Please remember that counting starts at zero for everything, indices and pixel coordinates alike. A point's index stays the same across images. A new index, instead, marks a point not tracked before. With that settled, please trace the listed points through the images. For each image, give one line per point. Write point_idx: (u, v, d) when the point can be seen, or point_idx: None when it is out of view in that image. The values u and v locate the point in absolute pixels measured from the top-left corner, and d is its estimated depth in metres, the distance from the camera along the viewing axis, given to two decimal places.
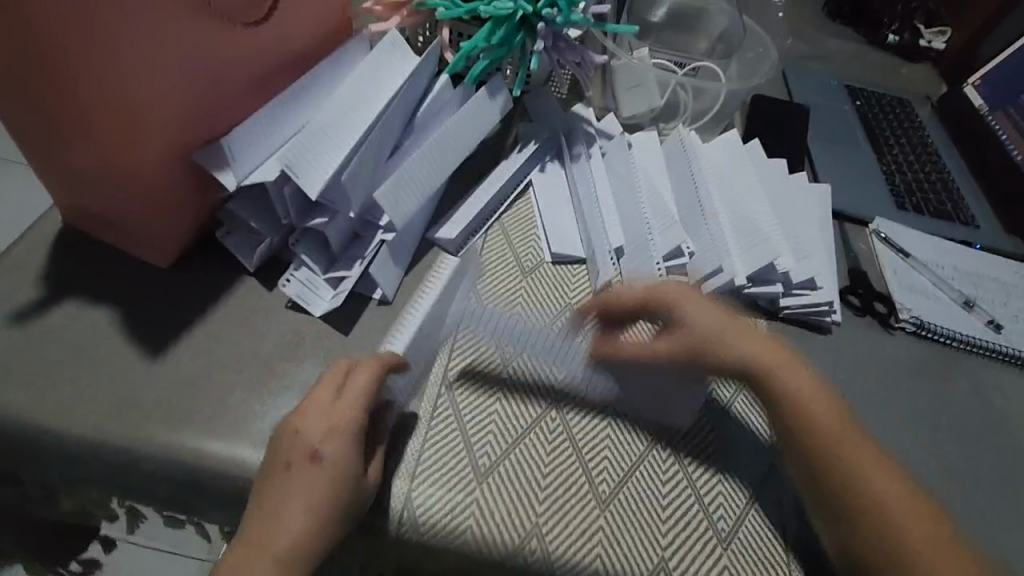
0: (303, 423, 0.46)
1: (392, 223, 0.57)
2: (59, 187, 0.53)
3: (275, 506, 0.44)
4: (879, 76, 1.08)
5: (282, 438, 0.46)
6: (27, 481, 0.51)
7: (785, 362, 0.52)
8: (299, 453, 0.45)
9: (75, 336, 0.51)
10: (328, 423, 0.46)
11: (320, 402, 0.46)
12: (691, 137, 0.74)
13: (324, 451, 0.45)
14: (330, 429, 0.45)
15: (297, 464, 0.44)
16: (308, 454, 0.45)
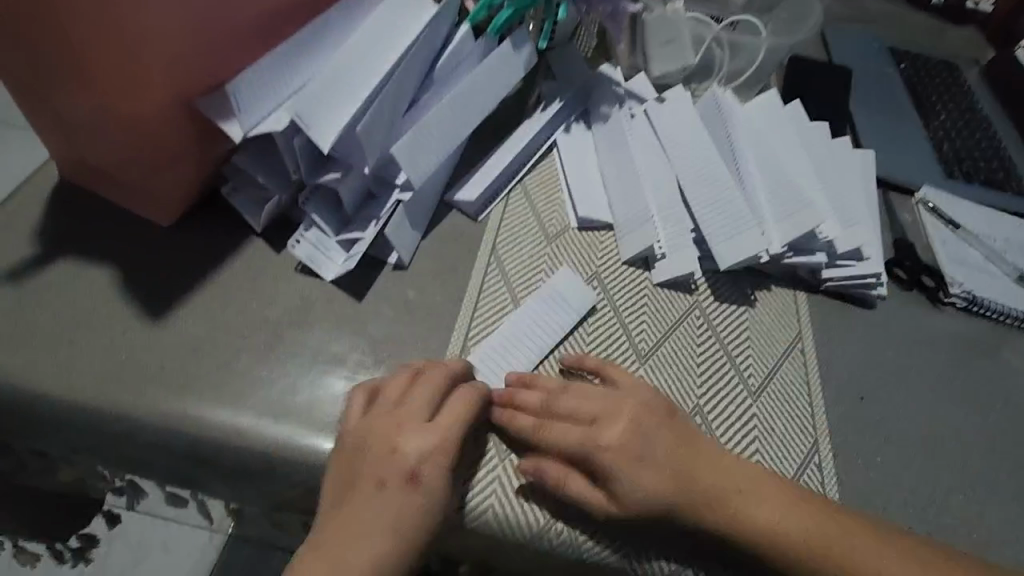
0: (399, 436, 0.42)
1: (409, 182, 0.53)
2: (55, 137, 0.49)
3: (358, 523, 0.40)
4: (923, 39, 1.01)
5: (370, 444, 0.42)
6: (22, 449, 0.48)
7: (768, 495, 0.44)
8: (396, 473, 0.41)
9: (72, 297, 0.48)
10: (431, 439, 0.42)
11: (420, 412, 0.43)
12: (726, 96, 0.69)
13: (424, 472, 0.41)
14: (433, 451, 0.42)
15: (394, 482, 0.41)
16: (408, 474, 0.41)
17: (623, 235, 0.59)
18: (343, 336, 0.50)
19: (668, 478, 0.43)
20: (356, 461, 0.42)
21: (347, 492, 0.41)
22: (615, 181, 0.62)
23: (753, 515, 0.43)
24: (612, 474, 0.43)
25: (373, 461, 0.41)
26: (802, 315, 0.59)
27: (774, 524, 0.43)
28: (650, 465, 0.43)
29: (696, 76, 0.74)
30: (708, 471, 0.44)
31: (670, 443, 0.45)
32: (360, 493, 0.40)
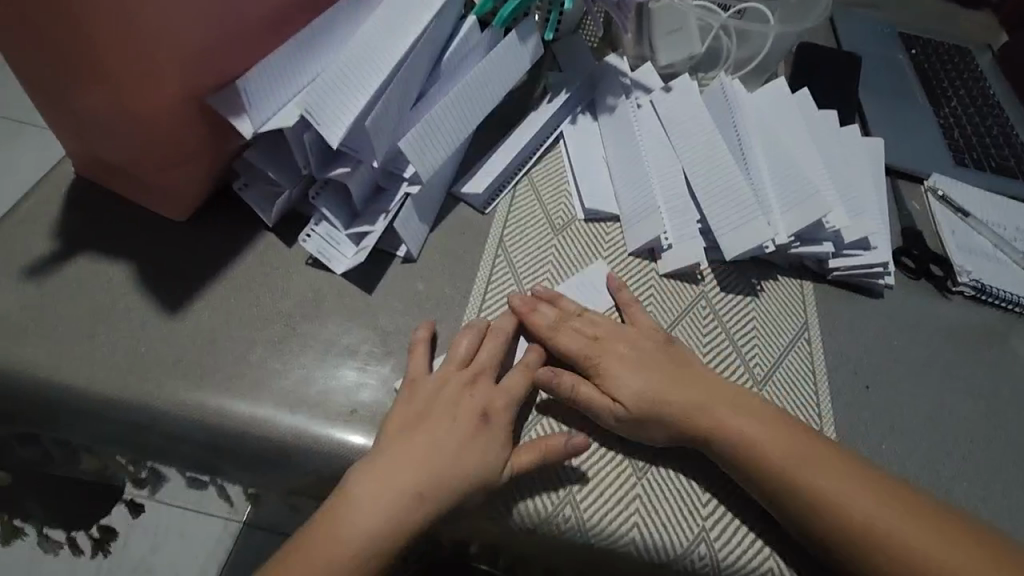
0: (472, 390, 0.46)
1: (417, 175, 0.54)
2: (71, 136, 0.51)
3: (428, 449, 0.43)
4: (935, 24, 1.00)
5: (439, 396, 0.46)
6: (46, 440, 0.50)
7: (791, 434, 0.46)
8: (470, 414, 0.45)
9: (91, 292, 0.49)
10: (503, 395, 0.46)
11: (490, 371, 0.47)
12: (733, 85, 0.68)
13: (494, 417, 0.45)
14: (502, 406, 0.46)
15: (467, 420, 0.45)
16: (480, 415, 0.45)
17: (629, 226, 0.60)
18: (354, 328, 0.51)
19: (658, 379, 0.48)
20: (428, 403, 0.45)
21: (421, 420, 0.44)
22: (621, 172, 0.62)
23: (733, 427, 0.46)
24: (608, 377, 0.48)
25: (447, 406, 0.45)
26: (809, 303, 0.59)
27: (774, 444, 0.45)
28: (637, 368, 0.48)
29: (702, 66, 0.74)
30: (685, 388, 0.48)
31: (668, 369, 0.49)
32: (433, 423, 0.44)
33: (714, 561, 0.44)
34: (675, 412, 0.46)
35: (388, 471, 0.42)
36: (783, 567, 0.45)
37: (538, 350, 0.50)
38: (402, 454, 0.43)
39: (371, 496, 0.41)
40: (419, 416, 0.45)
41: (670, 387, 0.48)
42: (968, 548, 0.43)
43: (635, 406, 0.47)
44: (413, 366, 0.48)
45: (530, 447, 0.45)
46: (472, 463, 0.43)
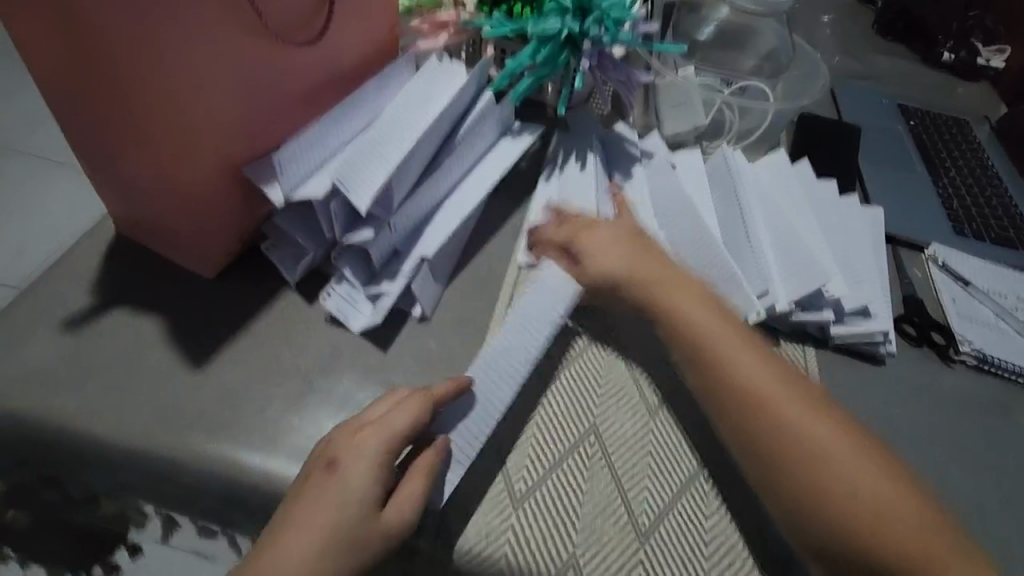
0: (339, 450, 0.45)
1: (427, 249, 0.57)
2: (115, 198, 0.55)
3: (284, 528, 0.43)
4: (933, 97, 1.04)
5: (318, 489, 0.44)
6: (71, 485, 0.52)
7: (741, 347, 0.50)
8: (321, 463, 0.45)
9: (124, 343, 0.52)
10: (356, 441, 0.45)
11: (360, 422, 0.47)
12: (734, 156, 0.72)
13: (342, 459, 0.45)
14: (348, 447, 0.45)
15: (316, 476, 0.44)
16: (324, 467, 0.44)
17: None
18: (369, 384, 0.54)
19: (656, 277, 0.54)
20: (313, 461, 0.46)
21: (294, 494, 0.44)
22: None
23: (740, 365, 0.49)
24: (585, 257, 0.56)
25: (330, 453, 0.45)
26: (813, 368, 0.60)
27: (752, 376, 0.48)
28: (620, 254, 0.55)
29: (707, 136, 0.78)
30: (687, 295, 0.53)
31: (618, 240, 0.56)
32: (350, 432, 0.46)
33: None
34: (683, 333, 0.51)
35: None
36: None
37: (405, 409, 0.46)
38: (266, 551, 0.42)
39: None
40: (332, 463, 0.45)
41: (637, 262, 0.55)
42: None
43: (595, 280, 0.55)
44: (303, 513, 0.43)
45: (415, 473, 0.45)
46: (326, 524, 0.42)
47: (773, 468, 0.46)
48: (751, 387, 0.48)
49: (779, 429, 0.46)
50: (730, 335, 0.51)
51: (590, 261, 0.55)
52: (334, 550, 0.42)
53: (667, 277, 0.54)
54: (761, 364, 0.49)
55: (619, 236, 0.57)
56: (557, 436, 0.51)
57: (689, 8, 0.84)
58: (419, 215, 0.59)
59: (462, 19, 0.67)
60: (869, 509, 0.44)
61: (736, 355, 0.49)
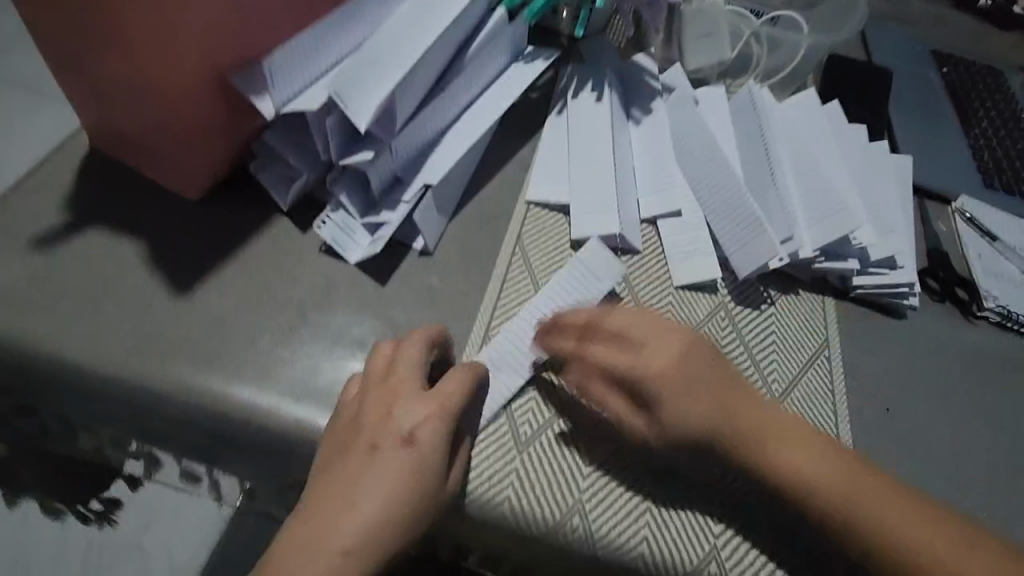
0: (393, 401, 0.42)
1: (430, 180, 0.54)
2: (90, 106, 0.50)
3: (347, 490, 0.40)
4: (967, 44, 0.98)
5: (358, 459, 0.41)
6: (47, 415, 0.49)
7: (780, 434, 0.44)
8: (390, 438, 0.41)
9: (101, 266, 0.48)
10: (426, 403, 0.42)
11: (417, 378, 0.43)
12: (761, 92, 0.67)
13: (417, 436, 0.41)
14: (423, 414, 0.41)
15: (385, 445, 0.41)
16: (398, 440, 0.41)
17: (575, 218, 0.57)
18: (366, 319, 0.50)
19: (714, 406, 0.44)
20: (356, 417, 0.42)
21: (343, 449, 0.41)
22: (644, 174, 0.61)
23: (786, 458, 0.43)
24: (664, 405, 0.43)
25: (374, 408, 0.42)
26: (831, 319, 0.58)
27: (802, 463, 0.43)
28: (699, 396, 0.44)
29: (731, 73, 0.73)
30: (735, 407, 0.44)
31: (675, 369, 0.44)
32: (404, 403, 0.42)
33: None
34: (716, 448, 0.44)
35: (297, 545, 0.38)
36: None
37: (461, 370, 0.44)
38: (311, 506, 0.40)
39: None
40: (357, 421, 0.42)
41: (698, 402, 0.43)
42: None
43: (684, 441, 0.43)
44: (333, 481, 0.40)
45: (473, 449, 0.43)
46: (396, 494, 0.39)
47: (856, 525, 0.42)
48: (805, 479, 0.43)
49: (837, 511, 0.42)
50: (776, 430, 0.44)
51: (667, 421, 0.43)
52: (402, 517, 0.39)
53: (670, 361, 0.44)
54: (810, 449, 0.44)
55: (659, 349, 0.44)
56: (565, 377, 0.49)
57: None
58: (422, 140, 0.55)
59: None
60: (951, 565, 0.41)
61: (779, 440, 0.44)
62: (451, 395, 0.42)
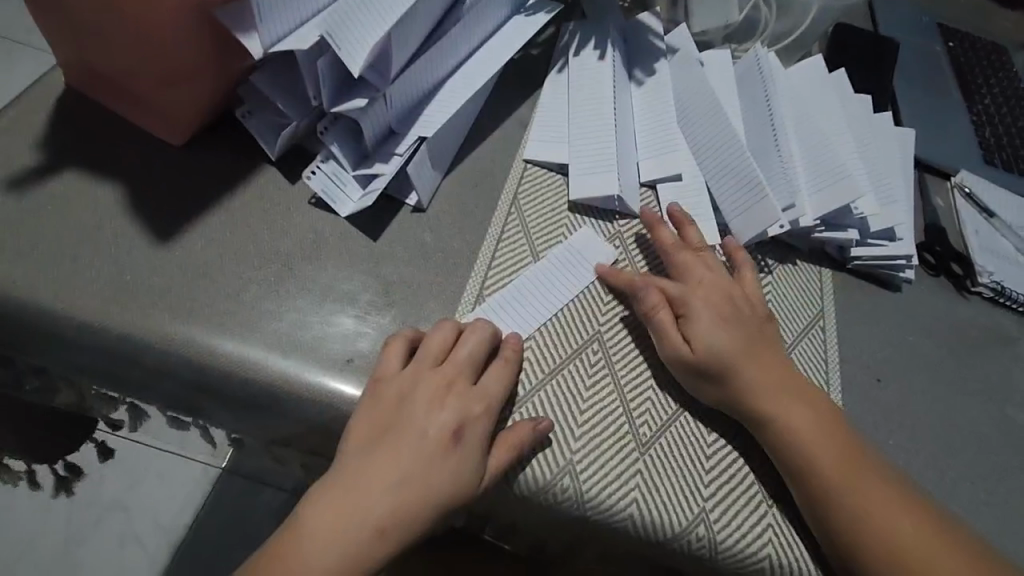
0: (446, 396, 0.43)
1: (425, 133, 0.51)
2: (63, 38, 0.47)
3: (367, 478, 0.40)
4: (974, 19, 0.96)
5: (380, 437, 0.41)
6: (23, 365, 0.47)
7: (802, 398, 0.46)
8: (441, 435, 0.41)
9: (79, 210, 0.46)
10: (480, 399, 0.43)
11: (469, 373, 0.44)
12: (768, 56, 0.65)
13: (466, 431, 0.42)
14: (477, 414, 0.42)
15: (436, 436, 0.41)
16: (449, 432, 0.42)
17: (573, 178, 0.56)
18: (356, 274, 0.49)
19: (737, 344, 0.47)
20: (402, 402, 0.42)
21: (386, 436, 0.41)
22: (646, 136, 0.60)
23: (800, 423, 0.45)
24: (693, 322, 0.47)
25: (424, 401, 0.42)
26: (827, 292, 0.57)
27: (813, 434, 0.45)
28: (726, 328, 0.47)
29: (737, 36, 0.71)
30: (765, 367, 0.47)
31: (717, 301, 0.49)
32: (440, 396, 0.43)
33: (713, 544, 0.43)
34: (741, 379, 0.46)
35: (324, 514, 0.39)
36: (779, 556, 0.44)
37: (507, 369, 0.44)
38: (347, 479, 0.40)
39: (312, 551, 0.38)
40: (398, 403, 0.42)
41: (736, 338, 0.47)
42: (955, 547, 0.43)
43: (705, 362, 0.46)
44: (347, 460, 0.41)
45: (501, 448, 0.42)
46: (431, 484, 0.40)
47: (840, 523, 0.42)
48: (813, 454, 0.44)
49: (830, 497, 0.43)
50: (805, 400, 0.46)
51: (696, 336, 0.46)
52: (419, 509, 0.40)
53: (717, 299, 0.49)
54: (825, 433, 0.45)
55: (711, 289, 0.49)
56: (560, 340, 0.48)
57: None
58: (416, 92, 0.53)
59: None
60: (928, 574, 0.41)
61: (796, 413, 0.45)
62: (493, 395, 0.43)
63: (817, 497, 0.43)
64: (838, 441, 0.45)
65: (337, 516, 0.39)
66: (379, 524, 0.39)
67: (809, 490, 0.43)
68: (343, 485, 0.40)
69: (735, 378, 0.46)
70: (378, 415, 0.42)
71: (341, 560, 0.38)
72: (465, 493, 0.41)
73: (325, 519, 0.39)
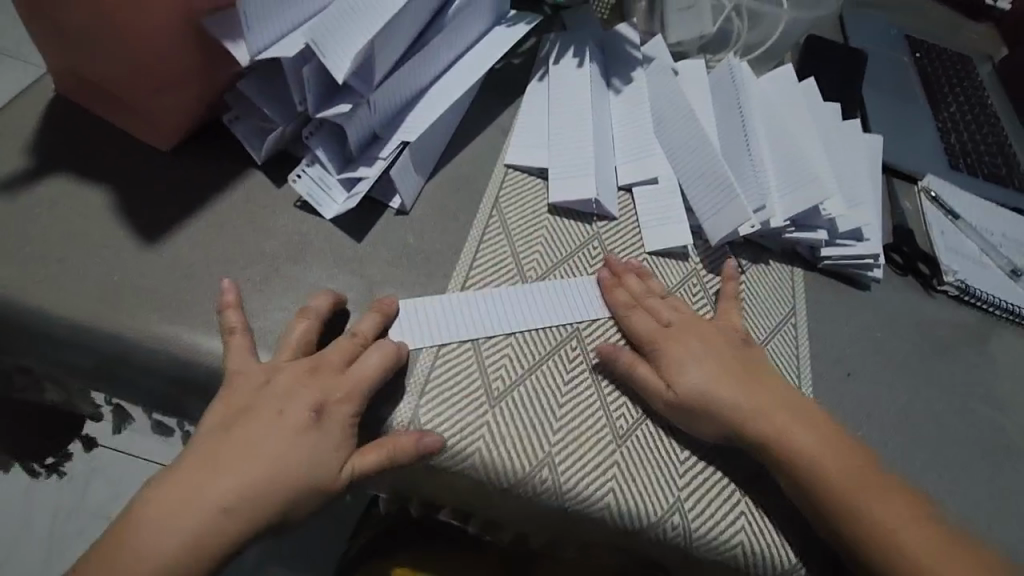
0: (309, 378, 0.43)
1: (406, 139, 0.53)
2: (54, 46, 0.48)
3: (216, 465, 0.39)
4: (941, 32, 1.00)
5: (245, 415, 0.41)
6: (11, 365, 0.48)
7: (803, 416, 0.47)
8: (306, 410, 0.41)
9: (66, 212, 0.47)
10: (348, 382, 0.43)
11: (338, 355, 0.44)
12: (741, 66, 0.68)
13: (329, 412, 0.42)
14: (340, 395, 0.42)
15: (295, 415, 0.41)
16: (313, 409, 0.41)
17: (552, 181, 0.57)
18: (341, 275, 0.50)
19: (718, 376, 0.47)
20: (261, 389, 0.42)
21: (246, 410, 0.41)
22: (623, 141, 0.62)
23: (794, 435, 0.46)
24: (669, 364, 0.48)
25: (286, 383, 0.42)
26: (798, 289, 0.59)
27: (818, 451, 0.45)
28: (711, 364, 0.48)
29: (712, 47, 0.74)
30: (747, 387, 0.47)
31: (709, 341, 0.49)
32: (297, 379, 0.42)
33: (686, 533, 0.44)
34: (734, 414, 0.46)
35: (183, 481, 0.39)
36: (752, 544, 0.45)
37: (386, 352, 0.44)
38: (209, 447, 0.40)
39: (177, 507, 0.38)
40: (263, 385, 0.42)
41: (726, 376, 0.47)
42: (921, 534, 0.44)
43: (688, 402, 0.46)
44: (195, 457, 0.40)
45: (376, 447, 0.42)
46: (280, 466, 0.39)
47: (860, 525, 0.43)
48: (826, 469, 0.44)
49: (852, 504, 0.43)
50: (806, 416, 0.47)
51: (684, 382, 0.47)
52: (267, 493, 0.39)
53: (693, 339, 0.49)
54: (836, 451, 0.45)
55: (702, 333, 0.50)
56: (541, 337, 0.49)
57: None
58: (399, 99, 0.54)
59: None
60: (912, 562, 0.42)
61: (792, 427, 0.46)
62: (369, 376, 0.43)
63: (833, 509, 0.43)
64: (836, 452, 0.45)
65: (202, 482, 0.39)
66: (222, 504, 0.38)
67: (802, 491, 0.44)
68: (197, 466, 0.40)
69: (720, 407, 0.46)
70: (238, 401, 0.42)
71: (187, 541, 0.38)
72: (326, 479, 0.40)
73: (180, 508, 0.38)
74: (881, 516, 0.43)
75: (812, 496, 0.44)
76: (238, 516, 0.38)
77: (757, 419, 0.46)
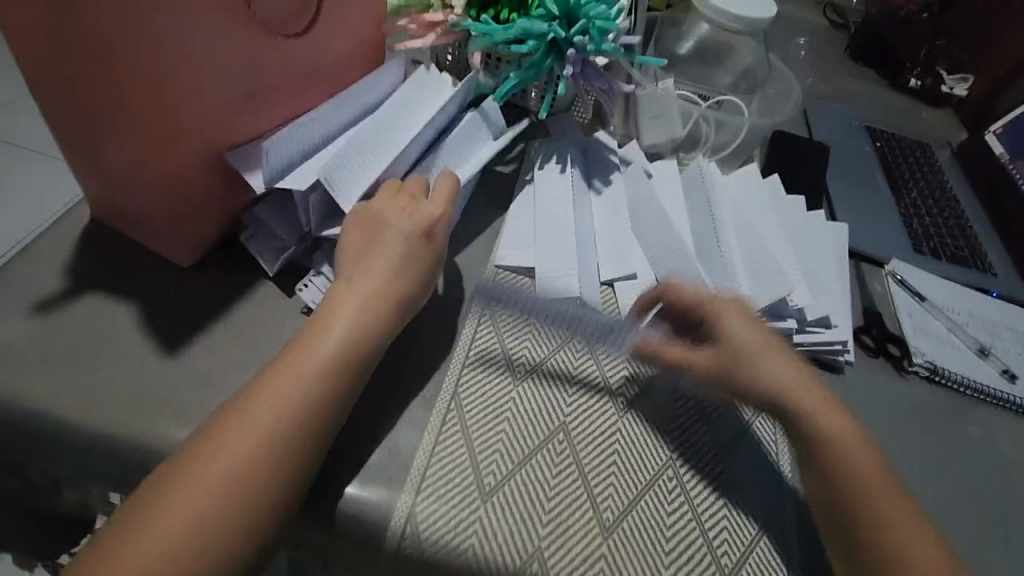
0: (284, 368, 0.45)
1: None
2: (91, 182, 0.54)
3: (223, 451, 0.41)
4: (901, 120, 1.08)
5: (241, 414, 0.43)
6: (35, 471, 0.52)
7: (810, 391, 0.54)
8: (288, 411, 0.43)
9: (96, 326, 0.52)
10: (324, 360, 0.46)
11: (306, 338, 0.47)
12: (710, 167, 0.75)
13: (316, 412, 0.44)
14: (306, 368, 0.45)
15: (285, 398, 0.44)
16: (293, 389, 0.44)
17: (538, 280, 0.62)
18: None
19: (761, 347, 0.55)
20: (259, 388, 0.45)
21: (244, 407, 0.43)
22: (603, 238, 0.67)
23: (836, 426, 0.53)
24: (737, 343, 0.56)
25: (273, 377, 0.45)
26: None
27: (848, 442, 0.52)
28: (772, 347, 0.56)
29: (684, 148, 0.81)
30: (772, 360, 0.55)
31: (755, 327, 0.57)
32: (283, 373, 0.45)
33: None
34: (762, 387, 0.54)
35: (191, 491, 0.40)
36: None
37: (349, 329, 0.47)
38: (223, 457, 0.41)
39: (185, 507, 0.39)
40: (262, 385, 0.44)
41: (766, 360, 0.55)
42: None
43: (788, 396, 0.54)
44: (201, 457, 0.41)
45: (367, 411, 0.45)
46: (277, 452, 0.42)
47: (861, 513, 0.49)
48: (864, 464, 0.51)
49: (854, 485, 0.50)
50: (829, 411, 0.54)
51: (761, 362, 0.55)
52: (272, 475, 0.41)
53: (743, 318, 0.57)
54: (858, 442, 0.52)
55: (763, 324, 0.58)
56: (529, 432, 0.53)
57: (670, 23, 0.88)
58: None
59: (450, 21, 0.69)
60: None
61: (823, 410, 0.53)
62: (334, 356, 0.46)
63: (847, 499, 0.49)
64: (859, 445, 0.52)
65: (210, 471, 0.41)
66: (237, 489, 0.40)
67: (828, 470, 0.51)
68: (205, 460, 0.41)
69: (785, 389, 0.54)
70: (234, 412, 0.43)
71: (192, 530, 0.39)
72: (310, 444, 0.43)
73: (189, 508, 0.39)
74: (882, 507, 0.49)
75: (830, 491, 0.50)
76: (242, 505, 0.40)
77: (786, 393, 0.54)
